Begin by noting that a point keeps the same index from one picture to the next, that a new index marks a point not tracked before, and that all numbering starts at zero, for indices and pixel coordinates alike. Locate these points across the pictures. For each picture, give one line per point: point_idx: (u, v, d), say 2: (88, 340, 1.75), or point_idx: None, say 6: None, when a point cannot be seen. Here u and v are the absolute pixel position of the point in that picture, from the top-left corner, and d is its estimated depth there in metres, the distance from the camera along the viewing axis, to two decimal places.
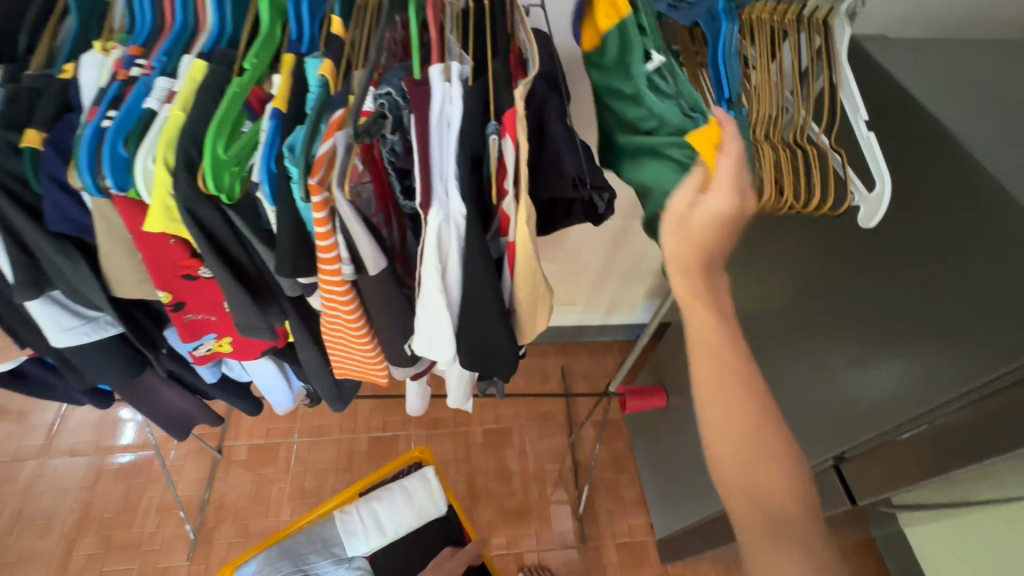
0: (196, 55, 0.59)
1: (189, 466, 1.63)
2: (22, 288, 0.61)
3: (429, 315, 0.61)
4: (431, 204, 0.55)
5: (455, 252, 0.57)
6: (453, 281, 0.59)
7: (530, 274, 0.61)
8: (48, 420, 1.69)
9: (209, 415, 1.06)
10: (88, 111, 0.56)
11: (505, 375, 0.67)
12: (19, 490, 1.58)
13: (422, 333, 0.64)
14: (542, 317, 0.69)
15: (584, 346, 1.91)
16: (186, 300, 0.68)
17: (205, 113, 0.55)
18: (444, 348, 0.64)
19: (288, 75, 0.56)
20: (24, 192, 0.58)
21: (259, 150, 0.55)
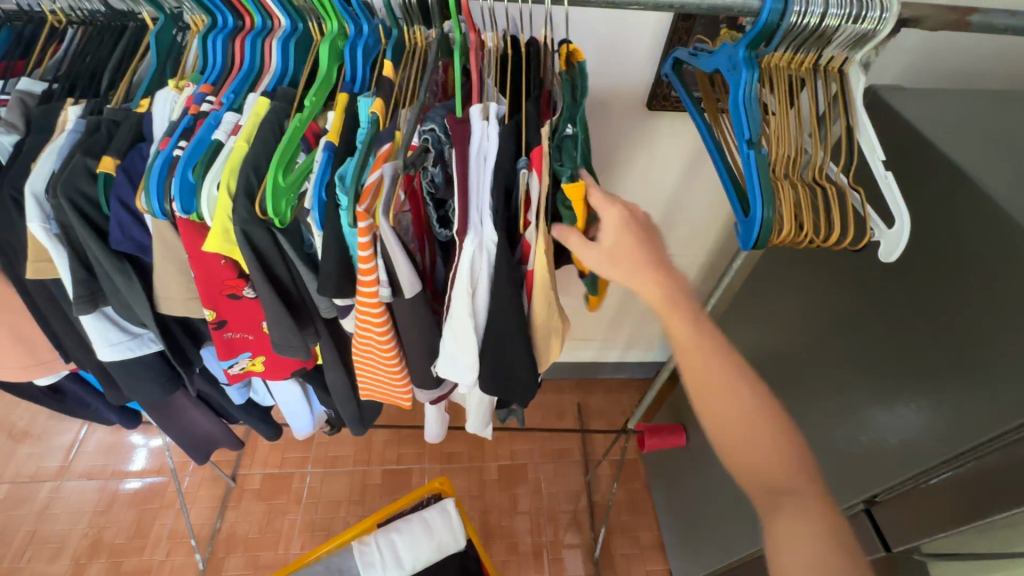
0: (261, 93, 0.65)
1: (203, 493, 1.63)
2: (80, 302, 0.67)
3: (456, 339, 0.64)
4: (466, 232, 0.58)
5: (484, 278, 0.60)
6: (481, 306, 0.62)
7: (549, 301, 0.63)
8: (68, 441, 1.71)
9: (231, 438, 1.07)
10: (161, 141, 0.62)
11: (524, 400, 0.68)
12: (35, 512, 1.59)
13: (448, 356, 0.66)
14: (556, 346, 0.70)
15: (600, 383, 1.90)
16: (228, 318, 0.72)
17: (266, 145, 0.60)
18: (468, 371, 0.65)
19: (341, 112, 0.62)
20: (95, 214, 0.63)
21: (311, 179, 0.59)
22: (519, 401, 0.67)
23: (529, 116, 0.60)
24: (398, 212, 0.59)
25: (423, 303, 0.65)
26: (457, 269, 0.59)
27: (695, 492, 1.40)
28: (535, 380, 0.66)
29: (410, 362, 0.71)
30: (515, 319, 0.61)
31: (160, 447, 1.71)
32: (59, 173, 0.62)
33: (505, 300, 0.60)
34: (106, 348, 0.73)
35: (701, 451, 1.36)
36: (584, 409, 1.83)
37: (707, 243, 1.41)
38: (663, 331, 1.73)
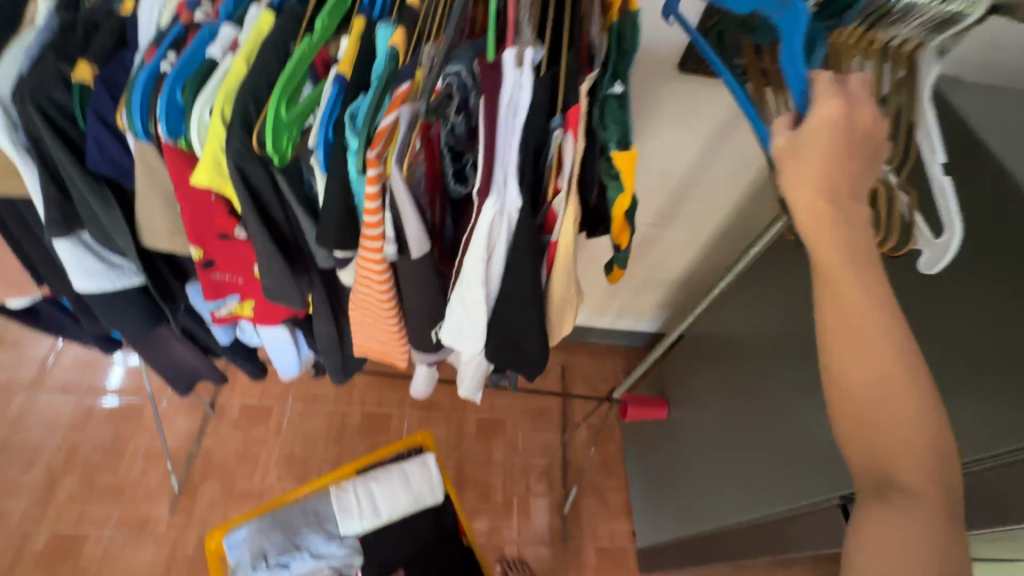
0: (263, 7, 0.57)
1: (180, 416, 1.62)
2: (54, 226, 0.61)
3: (463, 305, 0.60)
4: (490, 193, 0.53)
5: (503, 244, 0.55)
6: (496, 275, 0.58)
7: (567, 275, 0.60)
8: (42, 353, 1.67)
9: (216, 372, 1.03)
10: (145, 50, 0.55)
11: (529, 374, 0.66)
12: (8, 419, 1.57)
13: (452, 322, 0.63)
14: (569, 319, 0.68)
15: (587, 347, 1.90)
16: (215, 258, 0.67)
17: (266, 70, 0.53)
18: (473, 339, 0.63)
19: (357, 40, 0.55)
20: (72, 130, 0.57)
21: (318, 113, 0.53)
22: (521, 376, 0.65)
23: (570, 68, 0.53)
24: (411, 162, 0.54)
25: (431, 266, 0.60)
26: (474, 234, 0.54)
27: (668, 463, 1.43)
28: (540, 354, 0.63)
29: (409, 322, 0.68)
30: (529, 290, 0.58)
31: (137, 368, 1.68)
32: (26, 77, 0.55)
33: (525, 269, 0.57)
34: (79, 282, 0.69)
35: (679, 425, 1.38)
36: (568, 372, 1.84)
37: (717, 220, 1.36)
38: (658, 304, 1.72)
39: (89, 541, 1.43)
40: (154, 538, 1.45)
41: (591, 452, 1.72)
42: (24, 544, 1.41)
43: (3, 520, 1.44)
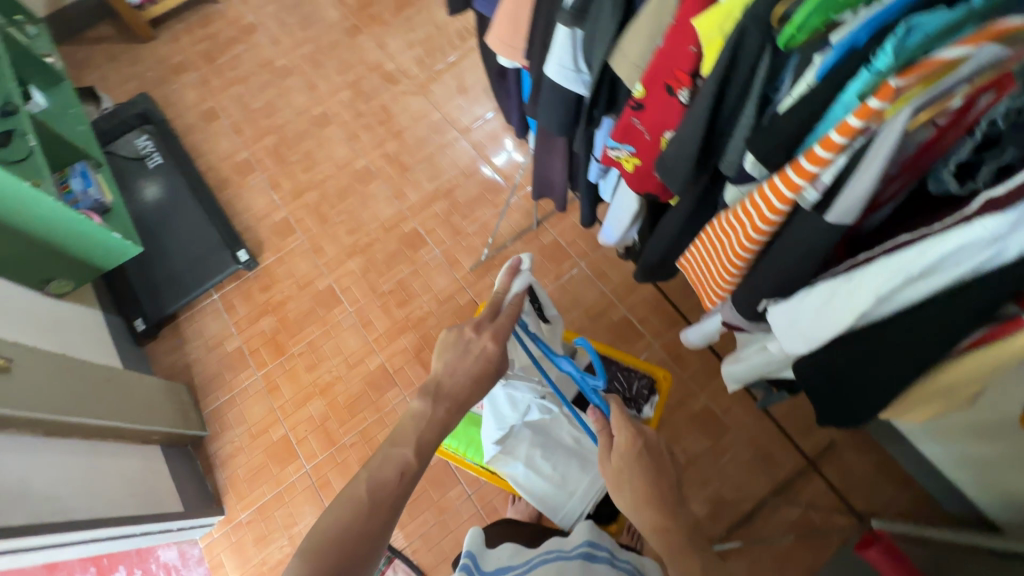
0: None
1: (517, 215, 1.96)
2: (568, 12, 0.71)
3: (833, 305, 0.61)
4: (1001, 208, 0.48)
5: (944, 278, 0.53)
6: (897, 300, 0.57)
7: (977, 368, 0.58)
8: (480, 115, 2.19)
9: (560, 199, 1.16)
10: None
11: (824, 418, 0.72)
12: (440, 144, 2.16)
13: (801, 316, 0.65)
14: (919, 413, 0.70)
15: (877, 450, 1.50)
16: (648, 107, 0.70)
17: None
18: (804, 339, 0.67)
19: None
20: None
21: (864, 15, 0.51)
22: (822, 415, 0.72)
23: None
24: (923, 115, 0.50)
25: (836, 239, 0.58)
26: (919, 249, 0.53)
27: None
28: (860, 408, 0.66)
29: (758, 269, 0.68)
30: (924, 343, 0.56)
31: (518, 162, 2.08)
32: None
33: (926, 322, 0.55)
34: (538, 52, 0.81)
35: None
36: (832, 454, 1.51)
37: None
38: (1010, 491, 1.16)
39: (425, 248, 1.98)
40: (451, 277, 1.91)
41: (784, 538, 1.45)
42: (400, 222, 2.03)
43: (401, 200, 2.08)
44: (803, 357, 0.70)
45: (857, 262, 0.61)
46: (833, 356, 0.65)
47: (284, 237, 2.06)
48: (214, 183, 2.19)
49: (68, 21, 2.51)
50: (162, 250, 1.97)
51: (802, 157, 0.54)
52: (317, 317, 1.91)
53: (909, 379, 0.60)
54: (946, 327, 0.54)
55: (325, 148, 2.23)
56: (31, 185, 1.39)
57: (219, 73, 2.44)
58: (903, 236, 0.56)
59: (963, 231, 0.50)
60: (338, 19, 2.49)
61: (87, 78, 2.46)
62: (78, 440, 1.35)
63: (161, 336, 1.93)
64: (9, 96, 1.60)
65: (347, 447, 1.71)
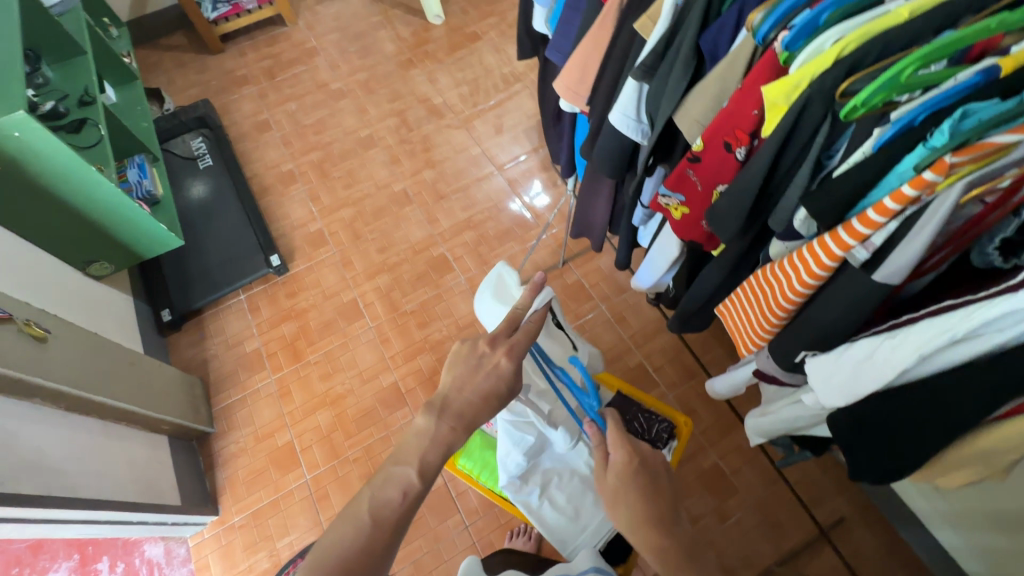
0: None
1: (543, 253, 2.01)
2: (640, 69, 0.80)
3: (873, 359, 0.65)
4: None
5: (983, 342, 0.56)
6: (936, 361, 0.61)
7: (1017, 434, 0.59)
8: (518, 154, 2.28)
9: (598, 240, 1.21)
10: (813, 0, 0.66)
11: (857, 473, 0.73)
12: (477, 177, 2.25)
13: (841, 367, 0.69)
14: (953, 480, 0.70)
15: (887, 530, 1.47)
16: (705, 160, 0.77)
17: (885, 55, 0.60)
18: (842, 391, 0.70)
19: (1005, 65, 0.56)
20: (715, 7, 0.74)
21: (922, 98, 0.58)
22: (853, 470, 0.72)
23: None
24: (974, 191, 0.55)
25: (881, 297, 0.62)
26: (960, 311, 0.57)
27: None
28: (894, 464, 0.67)
29: (801, 319, 0.72)
30: (962, 403, 0.58)
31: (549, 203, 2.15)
32: None
33: (965, 383, 0.58)
34: (606, 102, 0.92)
35: None
36: (842, 529, 1.48)
37: None
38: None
39: (451, 273, 2.02)
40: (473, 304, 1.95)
41: None
42: (429, 246, 2.09)
43: (433, 225, 2.14)
44: (838, 410, 0.72)
45: (900, 322, 0.65)
46: (870, 410, 0.67)
47: (317, 247, 2.13)
48: (257, 189, 2.29)
49: (148, 28, 2.71)
50: (199, 247, 2.04)
51: (856, 218, 0.60)
52: (338, 329, 1.94)
53: (947, 439, 0.61)
54: (984, 389, 0.57)
55: (367, 168, 2.32)
56: (95, 169, 1.47)
57: (277, 89, 2.59)
58: (946, 301, 0.60)
59: (1001, 298, 0.53)
60: (395, 53, 2.65)
61: (155, 80, 2.62)
62: (94, 420, 1.37)
63: (183, 328, 1.97)
64: (88, 87, 1.72)
65: (349, 461, 1.71)
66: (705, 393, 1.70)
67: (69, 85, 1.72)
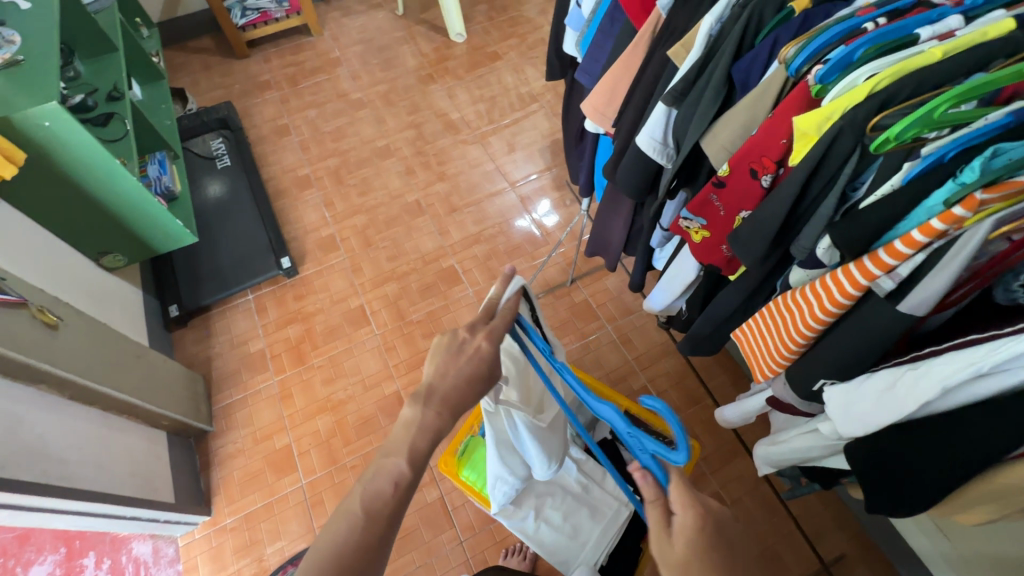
0: (972, 38, 0.63)
1: (553, 270, 2.03)
2: (670, 94, 0.82)
3: (895, 389, 0.65)
4: None
5: (1010, 377, 0.57)
6: (960, 394, 0.61)
7: None
8: (531, 172, 2.31)
9: (613, 259, 1.22)
10: (844, 38, 0.68)
11: (873, 505, 0.72)
12: (489, 192, 2.27)
13: (860, 396, 0.69)
14: (968, 516, 0.70)
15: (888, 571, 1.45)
16: (729, 185, 0.79)
17: (915, 92, 0.62)
18: (861, 421, 0.70)
19: None
20: (748, 39, 0.76)
21: (952, 136, 0.59)
22: (867, 501, 0.72)
23: None
24: (1002, 228, 0.56)
25: (904, 327, 0.62)
26: (987, 346, 0.58)
27: None
28: (911, 497, 0.67)
29: (821, 346, 0.73)
30: (987, 438, 0.58)
31: (560, 221, 2.17)
32: None
33: (990, 417, 0.58)
34: (633, 124, 0.94)
35: None
36: (842, 566, 1.46)
37: None
38: None
39: (459, 286, 2.03)
40: None
41: None
42: (439, 257, 2.11)
43: (444, 237, 2.16)
44: (855, 440, 0.72)
45: (922, 354, 0.65)
46: (887, 441, 0.68)
47: (328, 252, 2.14)
48: (272, 192, 2.31)
49: (177, 30, 2.77)
50: (212, 245, 2.06)
51: (884, 247, 0.61)
52: (343, 334, 1.94)
53: (968, 474, 0.61)
54: (1010, 424, 0.57)
55: (382, 177, 2.35)
56: (118, 162, 1.50)
57: (299, 95, 2.63)
58: (970, 336, 0.61)
59: None
60: (416, 67, 2.70)
61: (179, 80, 2.67)
62: (97, 411, 1.37)
63: (189, 325, 1.97)
64: (117, 83, 1.75)
65: (346, 469, 1.69)
66: (708, 420, 1.69)
67: (99, 80, 1.76)
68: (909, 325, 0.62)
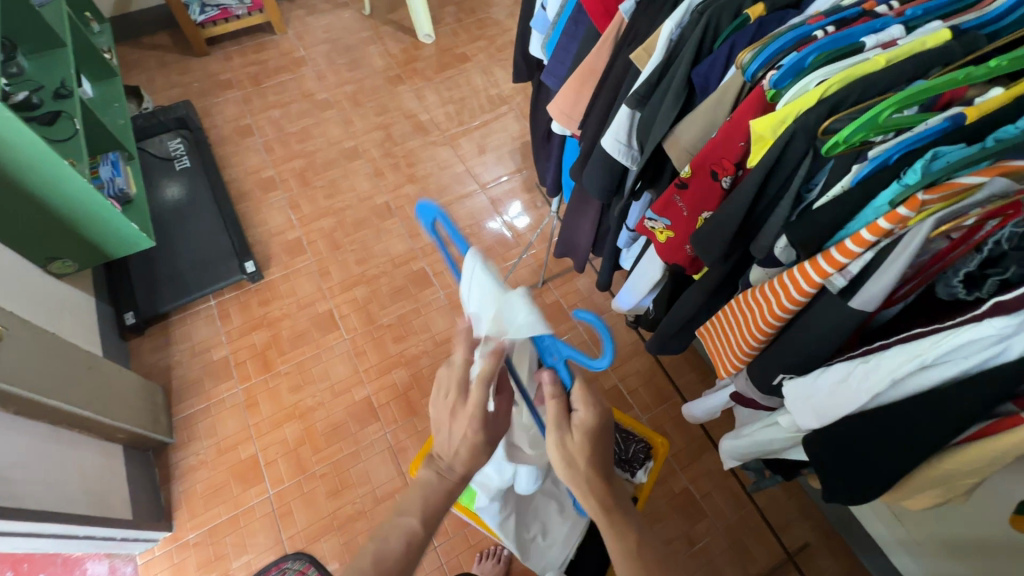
0: (914, 46, 0.67)
1: (524, 272, 2.03)
2: (633, 97, 0.84)
3: (848, 381, 0.68)
4: (1007, 312, 0.56)
5: (952, 368, 0.60)
6: (908, 385, 0.64)
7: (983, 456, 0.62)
8: (501, 174, 2.31)
9: (581, 260, 1.23)
10: (797, 45, 0.71)
11: (830, 494, 0.75)
12: (459, 194, 2.26)
13: (817, 389, 0.72)
14: (917, 501, 0.73)
15: (849, 558, 1.50)
16: (691, 186, 0.81)
17: (862, 97, 0.65)
18: (818, 413, 0.72)
19: (971, 114, 0.61)
20: (707, 44, 0.79)
21: (896, 139, 0.62)
22: (824, 490, 0.75)
23: None
24: (941, 227, 0.59)
25: (855, 323, 0.65)
26: (932, 339, 0.61)
27: None
28: (865, 485, 0.69)
29: (780, 342, 0.75)
30: (932, 427, 0.61)
31: (530, 222, 2.18)
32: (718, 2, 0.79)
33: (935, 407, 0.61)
34: (597, 126, 0.95)
35: None
36: (806, 554, 1.51)
37: None
38: None
39: (430, 289, 2.01)
40: (452, 320, 1.94)
41: None
42: (410, 260, 2.08)
43: (414, 239, 2.14)
44: (812, 432, 0.75)
45: (873, 348, 0.69)
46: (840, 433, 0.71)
47: (294, 256, 2.09)
48: (235, 194, 2.24)
49: (131, 25, 2.67)
50: (170, 249, 1.98)
51: (836, 246, 0.64)
52: (311, 339, 1.90)
53: (914, 462, 0.64)
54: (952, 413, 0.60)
55: (350, 179, 2.31)
56: (67, 163, 1.43)
57: (262, 95, 2.57)
58: (917, 330, 0.64)
59: (972, 326, 0.58)
60: (383, 68, 2.67)
61: (134, 78, 2.57)
62: (45, 425, 1.30)
63: (147, 333, 1.89)
64: (65, 80, 1.67)
65: (315, 477, 1.65)
66: (677, 417, 1.72)
67: (45, 77, 1.68)
68: (860, 320, 0.65)
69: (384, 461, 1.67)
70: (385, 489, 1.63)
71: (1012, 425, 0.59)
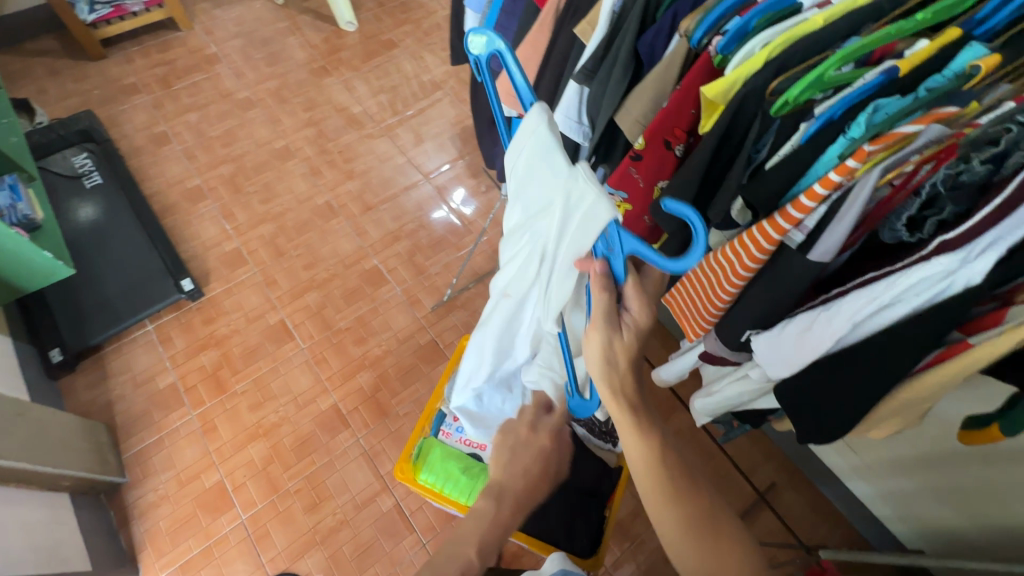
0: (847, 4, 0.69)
1: (479, 259, 2.02)
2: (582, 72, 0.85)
3: (812, 329, 0.72)
4: (951, 250, 0.61)
5: (905, 306, 0.65)
6: (867, 326, 0.68)
7: (935, 381, 0.68)
8: (444, 162, 2.26)
9: None
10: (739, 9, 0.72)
11: (803, 436, 0.80)
12: (403, 186, 2.20)
13: (783, 341, 0.76)
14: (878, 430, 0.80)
15: (812, 491, 1.62)
16: (646, 157, 0.82)
17: (803, 57, 0.67)
18: (787, 363, 0.77)
19: (903, 68, 0.65)
20: (650, 14, 0.79)
21: (838, 96, 0.65)
22: (797, 434, 0.80)
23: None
24: (887, 176, 0.63)
25: (814, 274, 0.69)
26: (886, 282, 0.65)
27: None
28: (836, 425, 0.74)
29: (744, 300, 0.78)
30: (892, 362, 0.66)
31: (480, 208, 2.15)
32: None
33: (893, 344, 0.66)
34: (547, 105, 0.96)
35: None
36: (775, 493, 1.61)
37: None
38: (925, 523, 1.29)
39: (386, 286, 1.96)
40: (412, 315, 1.90)
41: None
42: (361, 259, 2.02)
43: (362, 237, 2.07)
44: (782, 381, 0.79)
45: (832, 296, 0.73)
46: (809, 379, 0.75)
47: (235, 268, 1.97)
48: (159, 208, 2.08)
49: (9, 30, 2.38)
50: (93, 275, 1.82)
51: (793, 201, 0.66)
52: (266, 353, 1.81)
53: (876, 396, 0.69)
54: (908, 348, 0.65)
55: (285, 181, 2.19)
56: None
57: (175, 98, 2.37)
58: (870, 274, 0.69)
59: (921, 266, 0.62)
60: (306, 60, 2.53)
61: (22, 90, 2.30)
62: None
63: (79, 368, 1.74)
64: None
65: (290, 494, 1.59)
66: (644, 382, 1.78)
67: None
68: (818, 271, 0.69)
69: (360, 466, 1.64)
70: (364, 494, 1.60)
71: (961, 351, 0.65)
